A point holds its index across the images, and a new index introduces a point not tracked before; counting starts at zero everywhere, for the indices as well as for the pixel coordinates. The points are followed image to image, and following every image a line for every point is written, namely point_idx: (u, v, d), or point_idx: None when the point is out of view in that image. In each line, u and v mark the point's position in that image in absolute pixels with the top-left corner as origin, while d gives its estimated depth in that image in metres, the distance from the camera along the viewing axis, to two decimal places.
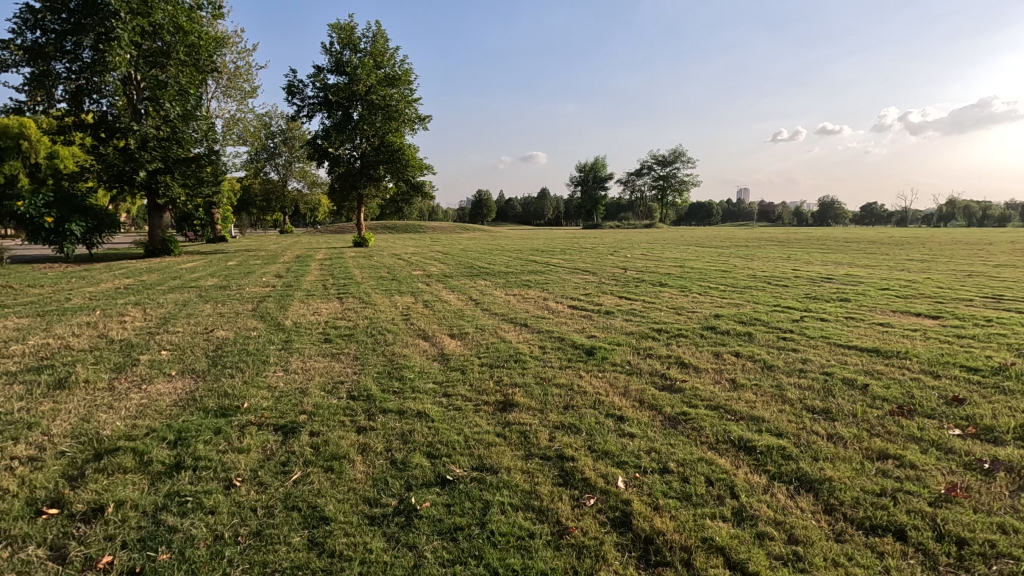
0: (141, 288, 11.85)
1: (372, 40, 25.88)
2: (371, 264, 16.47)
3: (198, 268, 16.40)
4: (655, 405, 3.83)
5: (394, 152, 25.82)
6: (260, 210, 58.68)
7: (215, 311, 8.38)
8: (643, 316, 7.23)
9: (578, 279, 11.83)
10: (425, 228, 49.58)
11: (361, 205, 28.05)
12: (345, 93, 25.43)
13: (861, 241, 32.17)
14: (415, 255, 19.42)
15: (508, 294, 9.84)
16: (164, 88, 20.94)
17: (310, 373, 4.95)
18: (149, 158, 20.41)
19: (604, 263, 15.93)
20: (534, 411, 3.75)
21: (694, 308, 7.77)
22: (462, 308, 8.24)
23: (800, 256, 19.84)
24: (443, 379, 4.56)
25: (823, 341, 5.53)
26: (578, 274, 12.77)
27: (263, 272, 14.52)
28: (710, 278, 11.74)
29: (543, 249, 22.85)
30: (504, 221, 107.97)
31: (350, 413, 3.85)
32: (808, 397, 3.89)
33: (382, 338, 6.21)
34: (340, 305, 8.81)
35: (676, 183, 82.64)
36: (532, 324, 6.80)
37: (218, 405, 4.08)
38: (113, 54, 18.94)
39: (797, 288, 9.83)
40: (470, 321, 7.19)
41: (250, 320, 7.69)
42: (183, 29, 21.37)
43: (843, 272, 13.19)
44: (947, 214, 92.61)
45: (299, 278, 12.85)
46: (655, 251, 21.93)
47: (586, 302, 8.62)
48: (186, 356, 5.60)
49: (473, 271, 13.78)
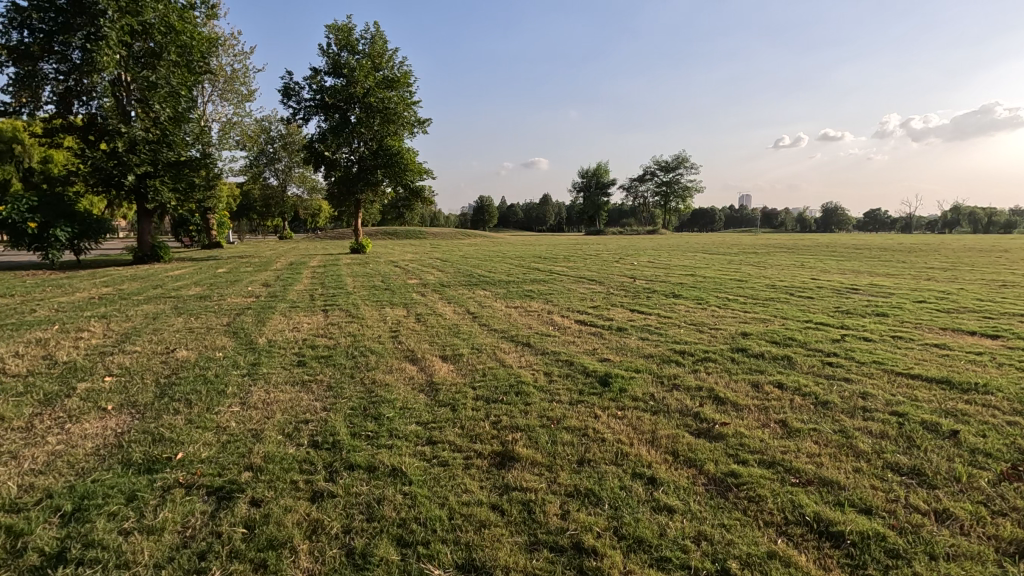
0: (115, 298, 11.06)
1: (371, 41, 25.24)
2: (366, 272, 15.70)
3: (184, 275, 15.67)
4: (694, 461, 3.02)
5: (393, 156, 25.14)
6: (260, 215, 58.07)
7: (185, 326, 7.61)
8: (660, 334, 6.43)
9: (584, 289, 11.03)
10: (426, 234, 48.86)
11: (358, 210, 27.34)
12: (342, 95, 24.74)
13: (872, 247, 31.33)
14: (413, 262, 18.69)
15: (508, 306, 9.04)
16: (155, 90, 20.30)
17: (270, 408, 4.14)
18: (137, 161, 19.74)
19: (611, 271, 15.13)
20: (540, 470, 2.94)
21: (717, 324, 6.97)
22: (457, 323, 7.45)
23: (815, 263, 19.01)
24: (428, 420, 3.75)
25: (878, 367, 4.71)
26: (584, 284, 11.99)
27: (250, 281, 13.74)
28: (727, 289, 10.91)
29: (546, 256, 22.06)
30: (506, 226, 107.42)
31: (308, 469, 3.05)
32: (887, 450, 3.07)
33: (364, 362, 5.42)
34: (323, 319, 8.01)
35: (679, 189, 81.99)
36: (535, 345, 5.99)
37: (146, 455, 3.28)
38: (101, 54, 18.28)
39: (825, 300, 9.01)
40: (466, 339, 6.38)
41: (220, 336, 6.91)
42: (175, 29, 20.71)
43: (868, 281, 12.36)
44: (953, 220, 91.75)
45: (287, 287, 12.06)
46: (663, 258, 21.12)
47: (595, 316, 7.81)
48: (132, 383, 4.80)
49: (473, 279, 13.00)
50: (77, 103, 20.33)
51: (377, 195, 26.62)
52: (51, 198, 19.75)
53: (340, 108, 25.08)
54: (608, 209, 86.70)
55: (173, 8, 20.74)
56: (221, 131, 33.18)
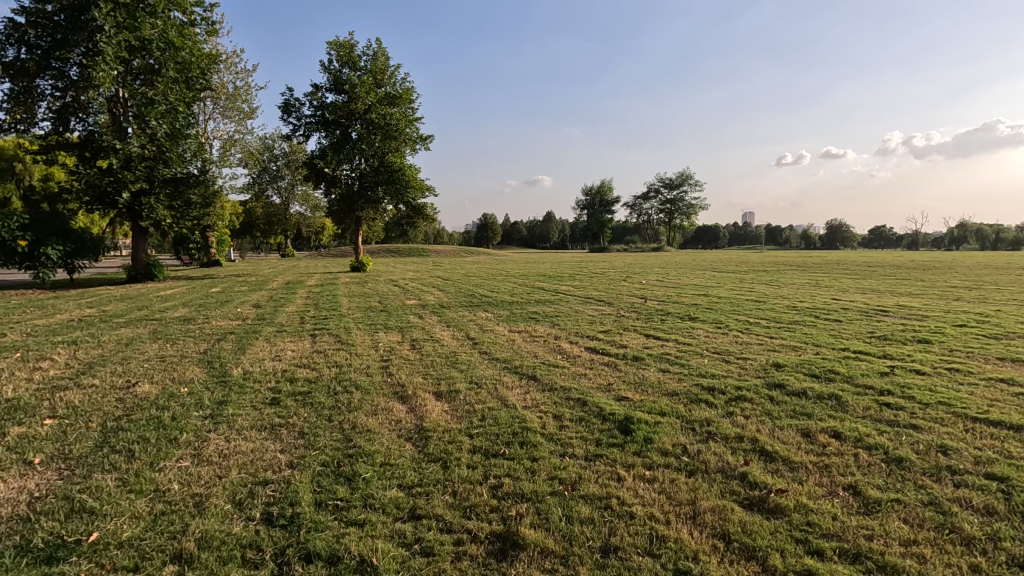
0: (95, 321, 10.44)
1: (372, 58, 25.02)
2: (363, 292, 15.10)
3: (174, 296, 15.10)
4: (753, 551, 2.32)
5: (394, 173, 24.75)
6: (262, 233, 57.85)
7: (158, 353, 6.95)
8: (682, 365, 5.73)
9: (592, 311, 10.37)
10: (429, 252, 48.43)
11: (359, 228, 26.83)
12: (343, 111, 24.39)
13: (885, 265, 30.55)
14: (413, 281, 18.08)
15: (512, 331, 8.36)
16: (152, 105, 19.95)
17: (227, 462, 3.45)
18: (132, 178, 19.31)
19: (619, 291, 14.48)
20: (553, 568, 2.24)
21: (744, 353, 6.27)
22: (456, 351, 6.79)
23: (830, 282, 18.32)
24: (413, 483, 3.07)
25: (946, 411, 4.00)
26: (592, 305, 11.33)
27: (241, 302, 13.12)
28: (744, 310, 10.23)
29: (550, 275, 21.43)
30: (509, 244, 107.15)
31: (251, 561, 2.35)
32: (1004, 534, 2.36)
33: (347, 399, 4.73)
34: (310, 346, 7.35)
35: (684, 206, 81.63)
36: (542, 379, 5.30)
37: (52, 536, 2.58)
38: (97, 70, 17.93)
39: (855, 324, 8.30)
40: (465, 371, 5.70)
41: (192, 366, 6.23)
42: (174, 45, 20.46)
43: (893, 301, 11.65)
44: (961, 237, 90.80)
45: (278, 309, 11.41)
46: (671, 276, 20.49)
47: (607, 343, 7.12)
48: (73, 428, 4.11)
49: (474, 300, 12.36)
50: (73, 120, 20.00)
51: (378, 212, 26.13)
52: (43, 216, 19.30)
53: (341, 124, 24.74)
54: (611, 227, 86.29)
55: (172, 24, 20.49)
56: (222, 148, 32.94)
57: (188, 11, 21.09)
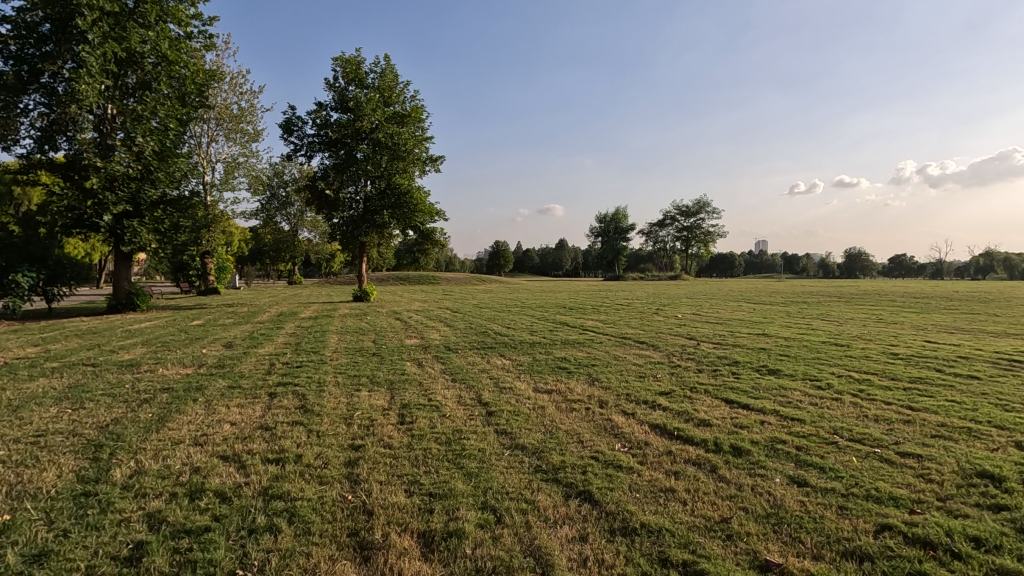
0: (20, 366, 8.48)
1: (381, 75, 23.71)
2: (359, 327, 13.09)
3: (144, 332, 13.20)
4: None
5: (402, 195, 23.05)
6: (270, 260, 56.62)
7: (38, 428, 4.90)
8: (823, 472, 3.57)
9: (637, 358, 8.24)
10: (440, 280, 46.71)
11: (363, 254, 25.02)
12: (349, 130, 22.88)
13: (931, 296, 28.17)
14: (419, 314, 16.08)
15: (538, 391, 6.23)
16: (140, 122, 18.44)
17: None
18: (114, 200, 17.64)
19: (658, 328, 12.34)
20: None
21: (902, 444, 4.09)
22: (464, 429, 4.69)
23: (893, 317, 16.03)
24: None
25: None
26: (634, 349, 9.18)
27: (212, 341, 11.13)
28: (832, 359, 8.01)
29: (571, 307, 19.41)
30: (521, 272, 105.71)
31: None
32: None
33: (261, 557, 2.63)
34: (260, 415, 5.26)
35: (700, 234, 79.71)
36: (605, 504, 3.16)
37: None
38: (80, 83, 16.45)
39: (1010, 386, 6.06)
40: (478, 477, 3.60)
41: (65, 455, 4.16)
42: (167, 59, 19.12)
43: (1006, 347, 9.37)
44: (987, 266, 87.67)
45: (249, 352, 9.38)
46: (708, 310, 18.30)
47: (679, 417, 4.99)
48: None
49: (487, 341, 10.28)
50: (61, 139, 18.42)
51: (384, 238, 24.37)
52: (18, 240, 17.71)
53: (346, 144, 23.19)
54: (627, 254, 84.45)
55: (166, 36, 19.11)
56: (225, 172, 31.65)
57: (183, 24, 19.80)
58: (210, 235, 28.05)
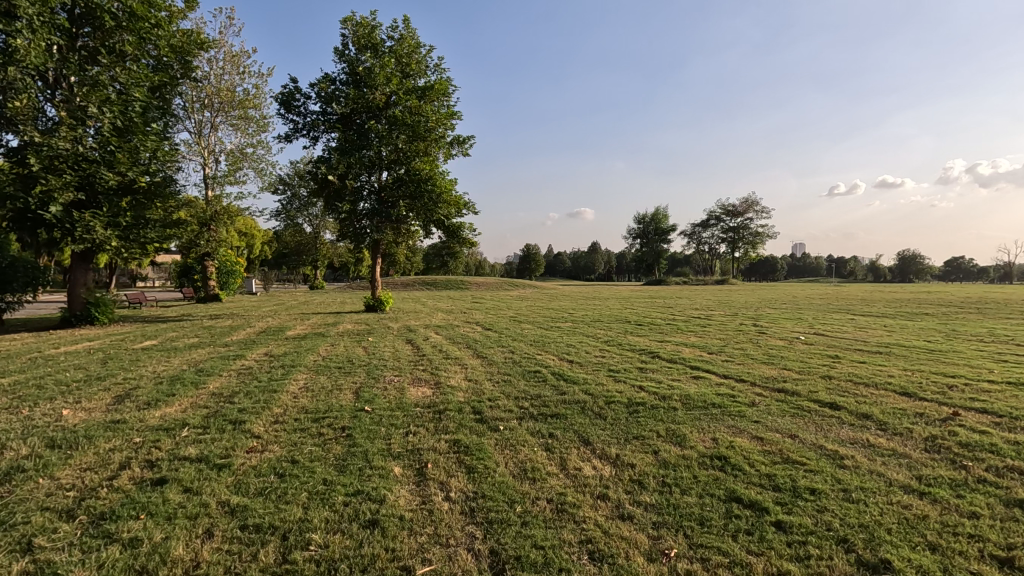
0: None
1: (399, 41, 19.74)
2: (348, 358, 8.89)
3: (45, 362, 9.30)
4: None
5: (422, 183, 19.02)
6: (292, 264, 53.68)
7: None
8: None
9: (893, 471, 3.74)
10: (469, 284, 42.73)
11: (378, 254, 21.06)
12: (360, 104, 18.95)
13: None
14: (441, 334, 11.90)
15: None
16: (98, 90, 14.79)
17: None
18: (60, 186, 13.93)
19: (814, 367, 7.75)
20: None
21: None
22: None
23: None
24: None
25: None
26: (840, 429, 4.69)
27: (106, 386, 7.02)
28: None
29: (638, 322, 14.92)
30: (554, 276, 101.68)
31: None
32: None
33: None
34: None
35: (749, 236, 73.89)
36: None
37: None
38: (16, 38, 12.91)
39: None
40: None
41: None
42: (133, 15, 15.58)
43: None
44: None
45: (120, 423, 5.19)
46: (831, 328, 13.55)
47: None
48: None
49: (543, 398, 5.88)
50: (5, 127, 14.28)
51: (402, 236, 20.41)
52: None
53: (356, 122, 19.33)
54: (667, 258, 79.29)
55: None
56: (230, 164, 28.29)
57: None
58: (209, 234, 24.61)
